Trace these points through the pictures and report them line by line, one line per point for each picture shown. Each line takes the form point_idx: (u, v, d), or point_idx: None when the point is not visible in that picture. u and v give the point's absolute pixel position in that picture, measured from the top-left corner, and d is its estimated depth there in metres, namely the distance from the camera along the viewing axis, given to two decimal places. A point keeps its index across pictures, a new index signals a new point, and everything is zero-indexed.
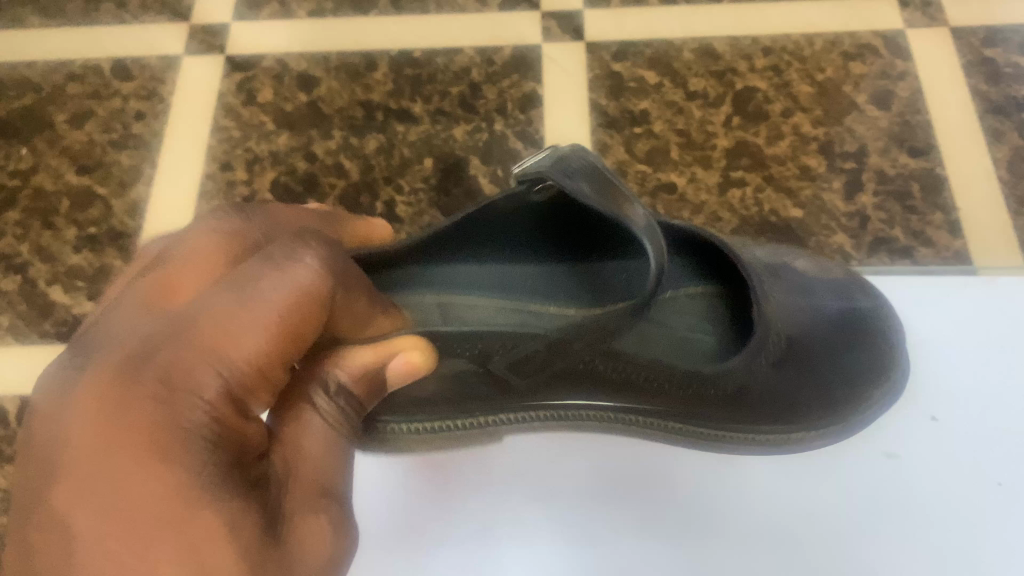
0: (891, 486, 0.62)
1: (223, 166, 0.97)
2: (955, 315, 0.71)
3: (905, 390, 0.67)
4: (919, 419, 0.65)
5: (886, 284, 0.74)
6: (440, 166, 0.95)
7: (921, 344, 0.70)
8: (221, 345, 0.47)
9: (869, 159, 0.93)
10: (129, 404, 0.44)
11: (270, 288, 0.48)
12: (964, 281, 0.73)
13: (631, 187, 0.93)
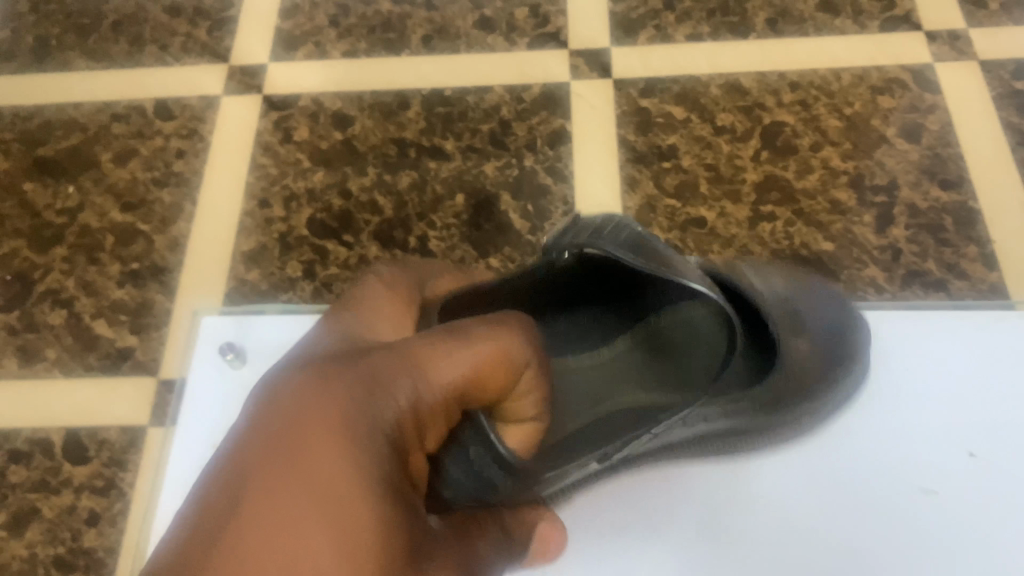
0: (932, 528, 0.62)
1: (262, 203, 1.00)
2: (996, 348, 0.71)
3: (944, 423, 0.67)
4: (957, 455, 0.65)
5: (924, 314, 0.74)
6: (471, 202, 0.97)
7: (961, 378, 0.69)
8: (427, 369, 0.50)
9: (900, 193, 0.93)
10: (345, 405, 0.47)
11: (474, 338, 0.53)
12: (999, 317, 0.73)
13: (660, 222, 0.94)
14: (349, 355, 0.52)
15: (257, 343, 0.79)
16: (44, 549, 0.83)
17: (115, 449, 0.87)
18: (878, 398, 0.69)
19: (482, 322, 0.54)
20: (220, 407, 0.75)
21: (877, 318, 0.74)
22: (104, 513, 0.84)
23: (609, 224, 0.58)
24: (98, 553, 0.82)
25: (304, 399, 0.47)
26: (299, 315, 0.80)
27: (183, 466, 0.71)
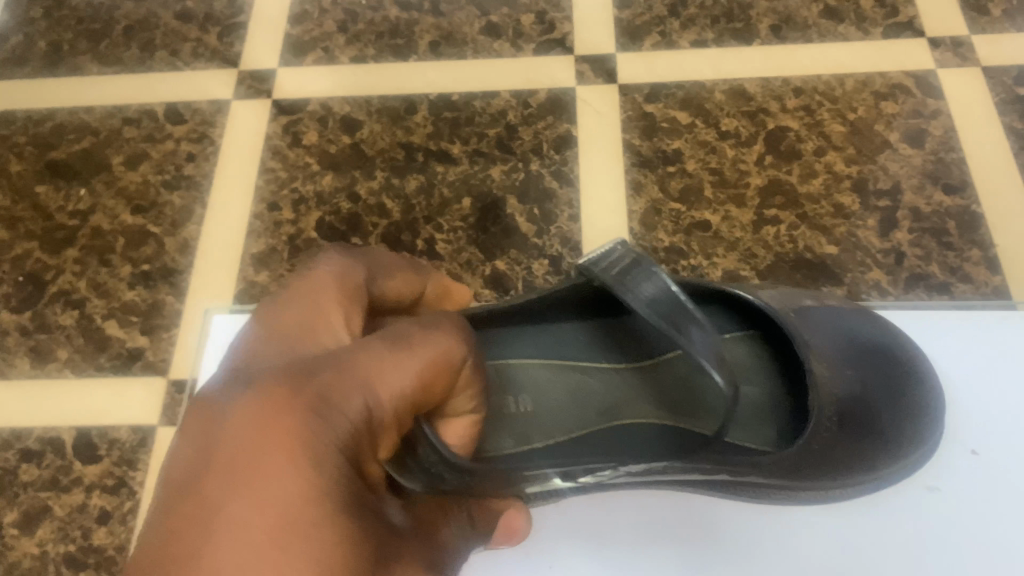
0: (936, 524, 0.63)
1: (271, 206, 1.01)
2: (998, 349, 0.71)
3: (948, 423, 0.67)
4: (959, 453, 0.66)
5: (927, 314, 0.74)
6: (478, 206, 0.98)
7: (963, 377, 0.70)
8: (382, 378, 0.46)
9: (903, 197, 0.94)
10: (296, 409, 0.43)
11: (417, 343, 0.49)
12: (1001, 318, 0.73)
13: (665, 225, 0.94)
14: (297, 364, 0.46)
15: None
16: (55, 547, 0.84)
17: (125, 448, 0.88)
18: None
19: (424, 326, 0.50)
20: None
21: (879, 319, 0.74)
22: (115, 511, 0.85)
23: (639, 267, 0.57)
24: (108, 551, 0.83)
25: (256, 413, 0.43)
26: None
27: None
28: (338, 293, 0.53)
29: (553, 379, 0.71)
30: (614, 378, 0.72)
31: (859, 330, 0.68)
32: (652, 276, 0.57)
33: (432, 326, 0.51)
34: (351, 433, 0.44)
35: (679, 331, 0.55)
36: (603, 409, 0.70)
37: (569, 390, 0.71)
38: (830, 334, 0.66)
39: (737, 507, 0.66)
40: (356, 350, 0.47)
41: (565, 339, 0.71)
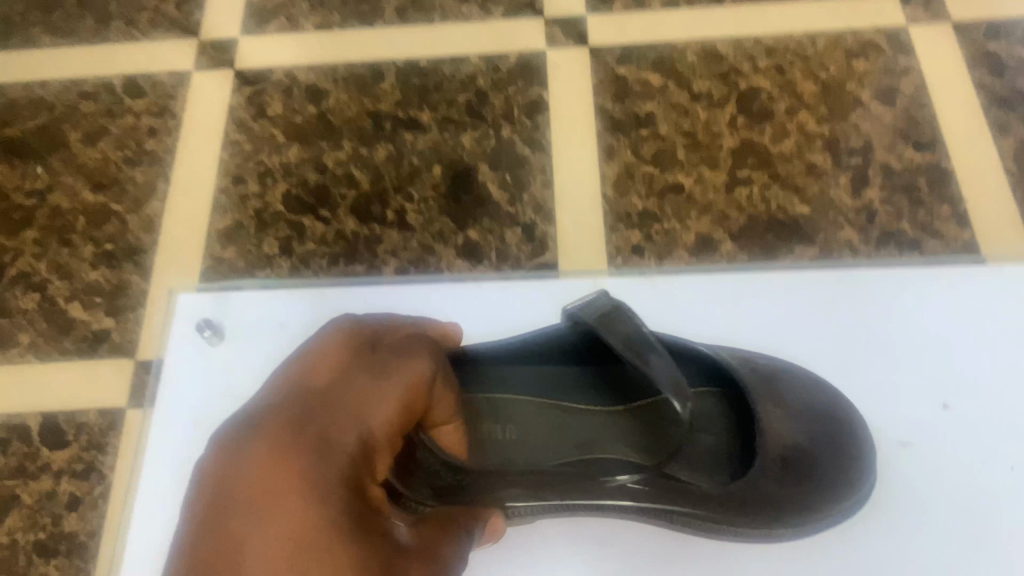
0: (914, 481, 0.63)
1: (237, 179, 0.99)
2: (968, 305, 0.72)
3: (920, 378, 0.68)
4: (932, 409, 0.66)
5: (900, 270, 0.74)
6: (448, 173, 0.96)
7: (933, 333, 0.70)
8: (373, 407, 0.50)
9: (875, 155, 0.94)
10: (301, 439, 0.45)
11: (395, 370, 0.52)
12: (969, 274, 0.74)
13: (637, 189, 0.93)
14: (292, 402, 0.48)
15: (234, 320, 0.75)
16: (25, 536, 0.82)
17: (94, 432, 0.86)
18: (859, 355, 0.69)
19: (397, 353, 0.54)
20: (198, 384, 0.72)
21: (853, 278, 0.74)
22: (86, 497, 0.83)
23: (618, 313, 0.58)
24: (80, 537, 0.82)
25: (263, 445, 0.44)
26: (275, 292, 0.77)
27: (163, 446, 0.69)
28: (323, 335, 0.55)
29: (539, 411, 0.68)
30: (602, 418, 0.67)
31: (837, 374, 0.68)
32: (627, 318, 0.58)
33: (409, 356, 0.54)
34: (351, 463, 0.46)
35: (642, 367, 0.55)
36: (582, 444, 0.66)
37: (555, 428, 0.67)
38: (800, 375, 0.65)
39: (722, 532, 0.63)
40: (346, 383, 0.51)
41: (556, 378, 0.68)
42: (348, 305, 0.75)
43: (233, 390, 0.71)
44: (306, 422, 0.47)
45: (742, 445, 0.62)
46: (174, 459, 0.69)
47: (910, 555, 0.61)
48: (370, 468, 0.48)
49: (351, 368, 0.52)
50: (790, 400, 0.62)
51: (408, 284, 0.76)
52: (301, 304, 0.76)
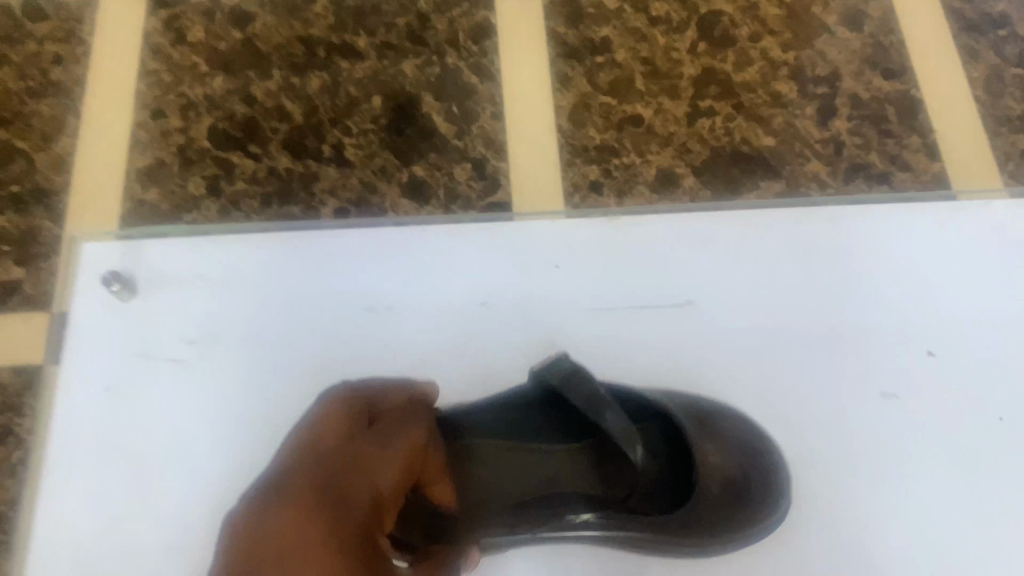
0: (905, 433, 0.60)
1: (156, 113, 0.90)
2: (949, 245, 0.68)
3: (903, 326, 0.64)
4: (918, 356, 0.63)
5: (878, 206, 0.69)
6: (390, 105, 0.89)
7: (915, 277, 0.67)
8: (376, 474, 0.51)
9: (842, 83, 0.89)
10: (312, 506, 0.47)
11: (396, 437, 0.53)
12: (946, 211, 0.70)
13: (595, 121, 0.87)
14: (299, 473, 0.50)
15: (147, 271, 0.66)
16: None
17: (9, 393, 0.78)
18: (839, 301, 0.65)
19: (400, 419, 0.55)
20: (110, 344, 0.63)
21: (830, 217, 0.68)
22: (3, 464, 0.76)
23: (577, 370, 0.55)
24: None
25: (279, 519, 0.46)
26: (194, 241, 0.67)
27: (73, 415, 0.61)
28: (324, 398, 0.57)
29: (494, 458, 0.58)
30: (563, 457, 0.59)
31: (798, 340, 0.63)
32: (580, 372, 0.55)
33: (410, 420, 0.55)
34: (361, 527, 0.48)
35: (598, 418, 0.53)
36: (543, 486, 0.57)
37: (513, 477, 0.58)
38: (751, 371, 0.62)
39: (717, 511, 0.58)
40: (349, 451, 0.52)
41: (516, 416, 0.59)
42: (280, 255, 0.66)
43: (151, 351, 0.63)
44: (317, 490, 0.49)
45: (678, 471, 0.56)
46: (85, 429, 0.61)
47: (896, 506, 0.58)
48: (377, 531, 0.49)
49: (355, 433, 0.53)
50: (722, 439, 0.57)
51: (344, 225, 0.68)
52: (226, 252, 0.67)
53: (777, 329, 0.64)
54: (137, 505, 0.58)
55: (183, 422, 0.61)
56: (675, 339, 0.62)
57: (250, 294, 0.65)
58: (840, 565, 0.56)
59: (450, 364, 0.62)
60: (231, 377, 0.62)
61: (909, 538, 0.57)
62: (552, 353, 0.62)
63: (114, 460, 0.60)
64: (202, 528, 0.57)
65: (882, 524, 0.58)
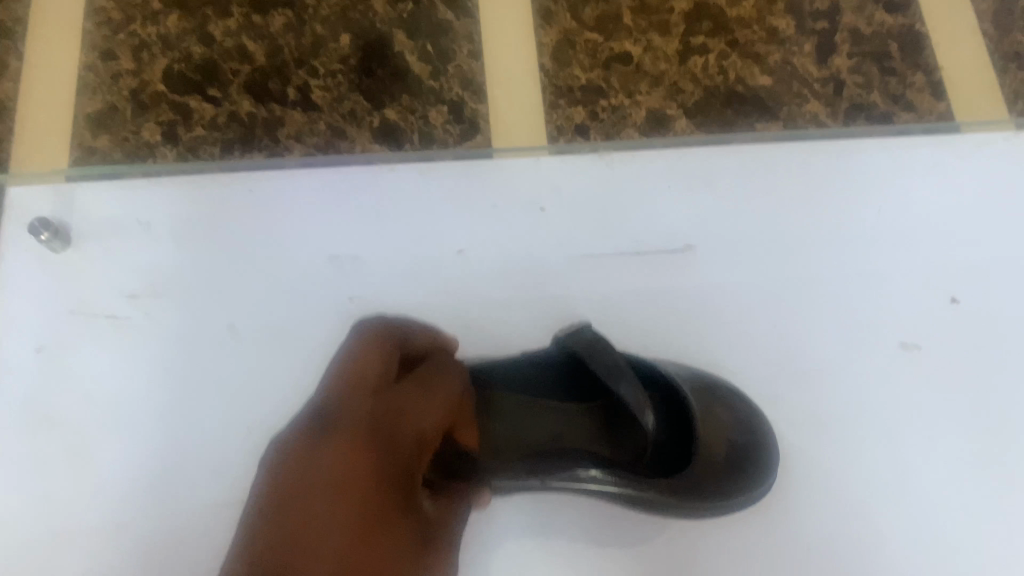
0: (922, 387, 0.54)
1: (106, 54, 0.82)
2: (977, 181, 0.61)
3: (924, 269, 0.58)
4: (940, 303, 0.57)
5: (902, 138, 0.62)
6: (359, 44, 0.82)
7: (938, 216, 0.60)
8: (423, 407, 0.46)
9: (842, 18, 0.84)
10: (357, 437, 0.43)
11: (440, 378, 0.48)
12: (975, 144, 0.62)
13: (581, 60, 0.81)
14: (338, 407, 0.45)
15: (82, 219, 0.57)
16: None
17: None
18: (857, 243, 0.58)
19: (442, 363, 0.49)
20: (41, 301, 0.55)
21: (846, 149, 0.61)
22: None
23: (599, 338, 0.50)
24: None
25: (321, 444, 0.42)
26: (136, 186, 0.58)
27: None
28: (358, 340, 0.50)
29: (510, 408, 0.52)
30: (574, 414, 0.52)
31: (808, 283, 0.57)
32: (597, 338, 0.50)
33: (453, 364, 0.50)
34: (405, 463, 0.43)
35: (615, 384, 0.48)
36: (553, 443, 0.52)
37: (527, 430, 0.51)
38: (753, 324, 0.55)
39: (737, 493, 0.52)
40: (397, 384, 0.47)
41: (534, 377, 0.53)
42: (230, 202, 0.57)
43: (87, 309, 0.55)
44: (361, 418, 0.44)
45: (680, 438, 0.50)
46: (11, 395, 0.53)
47: (918, 464, 0.52)
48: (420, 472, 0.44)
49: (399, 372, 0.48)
50: (716, 407, 0.51)
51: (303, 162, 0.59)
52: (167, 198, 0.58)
53: (791, 278, 0.57)
54: (73, 482, 0.51)
55: (125, 390, 0.53)
56: (676, 291, 0.56)
57: (199, 248, 0.56)
58: (863, 530, 0.51)
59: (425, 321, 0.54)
60: (180, 340, 0.54)
61: (934, 497, 0.52)
62: (544, 305, 0.55)
63: (45, 430, 0.52)
64: (146, 507, 0.50)
65: (907, 483, 0.52)
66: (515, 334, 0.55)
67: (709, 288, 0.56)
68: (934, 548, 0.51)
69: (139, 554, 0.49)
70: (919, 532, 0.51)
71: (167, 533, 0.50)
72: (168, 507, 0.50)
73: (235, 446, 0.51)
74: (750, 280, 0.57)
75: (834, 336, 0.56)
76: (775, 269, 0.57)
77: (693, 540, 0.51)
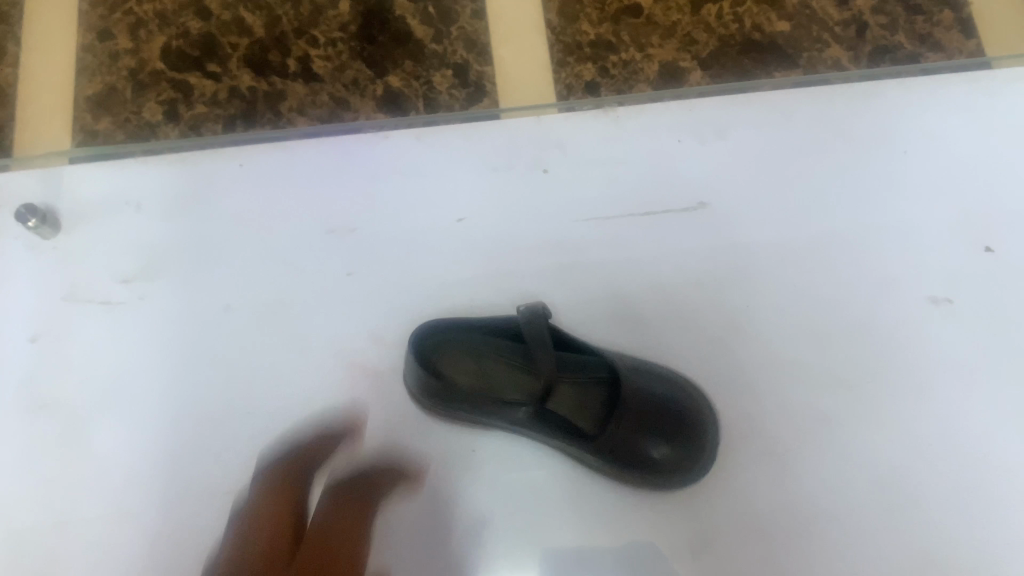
0: (957, 342, 0.52)
1: (102, 34, 0.79)
2: (1014, 119, 0.57)
3: (957, 217, 0.55)
4: (974, 251, 0.54)
5: (931, 78, 0.58)
6: (360, 9, 0.79)
7: (971, 160, 0.56)
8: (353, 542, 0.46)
9: None
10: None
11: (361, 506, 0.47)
12: (1012, 78, 0.58)
13: (590, 14, 0.78)
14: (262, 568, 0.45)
15: (70, 199, 0.54)
16: None
17: None
18: (885, 188, 0.55)
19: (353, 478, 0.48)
20: (35, 287, 0.52)
21: (870, 91, 0.57)
22: None
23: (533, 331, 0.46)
24: None
25: None
26: (125, 162, 0.54)
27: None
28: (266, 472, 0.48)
29: (504, 377, 0.50)
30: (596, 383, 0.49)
31: (834, 236, 0.54)
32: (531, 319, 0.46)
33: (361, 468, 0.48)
34: None
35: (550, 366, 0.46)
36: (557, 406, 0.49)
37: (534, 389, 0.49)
38: (780, 280, 0.53)
39: (779, 447, 0.49)
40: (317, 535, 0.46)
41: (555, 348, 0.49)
42: (224, 177, 0.54)
43: (83, 294, 0.52)
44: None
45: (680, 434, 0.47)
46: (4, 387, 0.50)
47: (955, 421, 0.50)
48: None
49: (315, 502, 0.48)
50: (732, 321, 0.52)
51: (298, 131, 0.56)
52: (157, 176, 0.54)
53: (818, 229, 0.54)
54: (71, 472, 0.48)
55: (124, 373, 0.50)
56: (693, 248, 0.53)
57: (195, 225, 0.53)
58: (905, 492, 0.48)
59: (431, 293, 0.52)
60: (179, 320, 0.51)
61: (977, 456, 0.49)
62: (559, 268, 0.52)
63: (39, 416, 0.49)
64: (147, 493, 0.47)
65: (948, 441, 0.50)
66: (525, 304, 0.52)
67: (730, 244, 0.53)
68: (980, 509, 0.48)
69: (140, 544, 0.46)
70: (964, 492, 0.48)
71: (171, 519, 0.47)
72: (172, 491, 0.47)
73: (240, 427, 0.49)
74: (774, 234, 0.54)
75: (863, 290, 0.53)
76: (798, 224, 0.54)
77: (734, 515, 0.47)
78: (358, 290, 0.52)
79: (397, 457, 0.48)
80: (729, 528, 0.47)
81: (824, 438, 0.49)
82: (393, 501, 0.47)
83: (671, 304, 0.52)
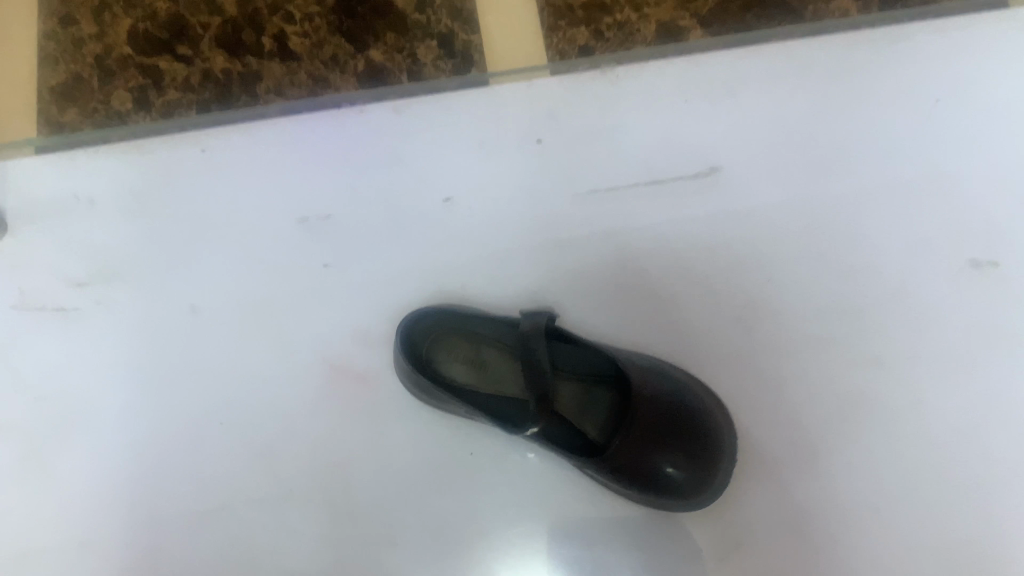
0: (995, 312, 0.47)
1: None
2: None
3: (996, 172, 0.49)
4: (1014, 209, 0.49)
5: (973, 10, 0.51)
6: None
7: (1013, 104, 0.50)
8: None
9: None
10: None
11: None
12: None
13: None
14: None
15: (15, 195, 0.49)
16: None
17: None
18: (914, 145, 0.50)
19: None
20: None
21: (898, 33, 0.51)
22: None
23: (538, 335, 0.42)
24: None
25: None
26: (74, 151, 0.50)
27: None
28: None
29: (504, 368, 0.46)
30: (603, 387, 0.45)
31: (857, 200, 0.49)
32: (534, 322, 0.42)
33: None
34: None
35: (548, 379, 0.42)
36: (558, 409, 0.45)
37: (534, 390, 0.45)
38: (795, 253, 0.48)
39: (796, 436, 0.46)
40: None
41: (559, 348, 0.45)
42: (184, 164, 0.50)
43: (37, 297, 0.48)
44: None
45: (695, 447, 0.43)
46: None
47: (993, 400, 0.46)
48: None
49: None
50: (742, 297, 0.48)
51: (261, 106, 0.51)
52: (105, 163, 0.50)
53: (839, 194, 0.49)
54: (44, 496, 0.46)
55: (83, 388, 0.47)
56: (698, 222, 0.49)
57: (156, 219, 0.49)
58: (925, 482, 0.45)
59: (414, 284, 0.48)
60: (144, 327, 0.48)
61: (1013, 439, 0.45)
62: (553, 249, 0.49)
63: None
64: (117, 517, 0.45)
65: (978, 426, 0.46)
66: (516, 292, 0.48)
67: (741, 215, 0.49)
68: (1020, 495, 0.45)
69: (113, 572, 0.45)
70: (1002, 477, 0.45)
71: (141, 546, 0.45)
72: (141, 516, 0.45)
73: (219, 442, 0.46)
74: (788, 202, 0.49)
75: (886, 259, 0.48)
76: (816, 189, 0.49)
77: (744, 519, 0.45)
78: (339, 287, 0.48)
79: (392, 467, 0.45)
80: (741, 532, 0.44)
81: (837, 429, 0.46)
82: (383, 521, 0.45)
83: (676, 284, 0.48)
